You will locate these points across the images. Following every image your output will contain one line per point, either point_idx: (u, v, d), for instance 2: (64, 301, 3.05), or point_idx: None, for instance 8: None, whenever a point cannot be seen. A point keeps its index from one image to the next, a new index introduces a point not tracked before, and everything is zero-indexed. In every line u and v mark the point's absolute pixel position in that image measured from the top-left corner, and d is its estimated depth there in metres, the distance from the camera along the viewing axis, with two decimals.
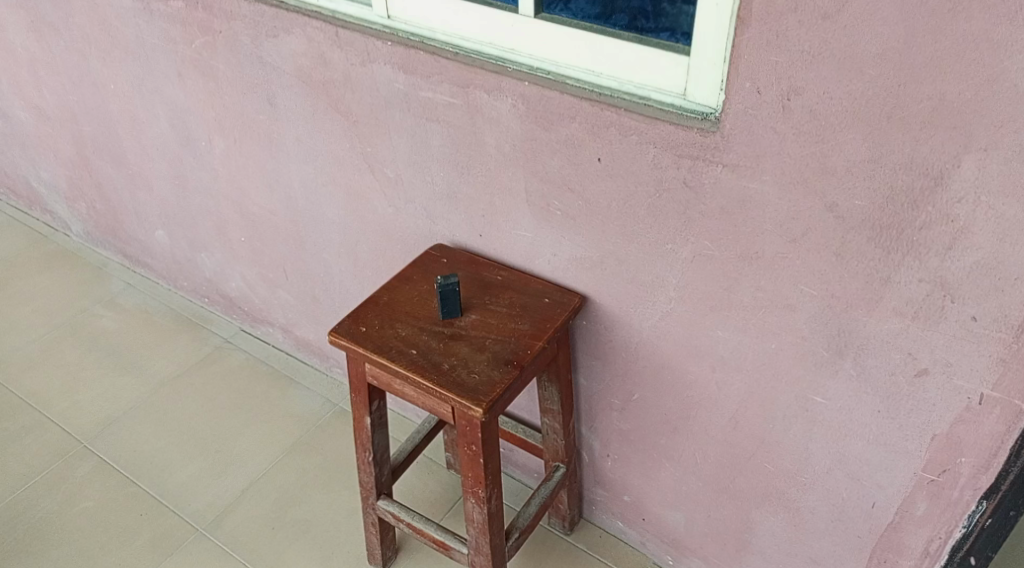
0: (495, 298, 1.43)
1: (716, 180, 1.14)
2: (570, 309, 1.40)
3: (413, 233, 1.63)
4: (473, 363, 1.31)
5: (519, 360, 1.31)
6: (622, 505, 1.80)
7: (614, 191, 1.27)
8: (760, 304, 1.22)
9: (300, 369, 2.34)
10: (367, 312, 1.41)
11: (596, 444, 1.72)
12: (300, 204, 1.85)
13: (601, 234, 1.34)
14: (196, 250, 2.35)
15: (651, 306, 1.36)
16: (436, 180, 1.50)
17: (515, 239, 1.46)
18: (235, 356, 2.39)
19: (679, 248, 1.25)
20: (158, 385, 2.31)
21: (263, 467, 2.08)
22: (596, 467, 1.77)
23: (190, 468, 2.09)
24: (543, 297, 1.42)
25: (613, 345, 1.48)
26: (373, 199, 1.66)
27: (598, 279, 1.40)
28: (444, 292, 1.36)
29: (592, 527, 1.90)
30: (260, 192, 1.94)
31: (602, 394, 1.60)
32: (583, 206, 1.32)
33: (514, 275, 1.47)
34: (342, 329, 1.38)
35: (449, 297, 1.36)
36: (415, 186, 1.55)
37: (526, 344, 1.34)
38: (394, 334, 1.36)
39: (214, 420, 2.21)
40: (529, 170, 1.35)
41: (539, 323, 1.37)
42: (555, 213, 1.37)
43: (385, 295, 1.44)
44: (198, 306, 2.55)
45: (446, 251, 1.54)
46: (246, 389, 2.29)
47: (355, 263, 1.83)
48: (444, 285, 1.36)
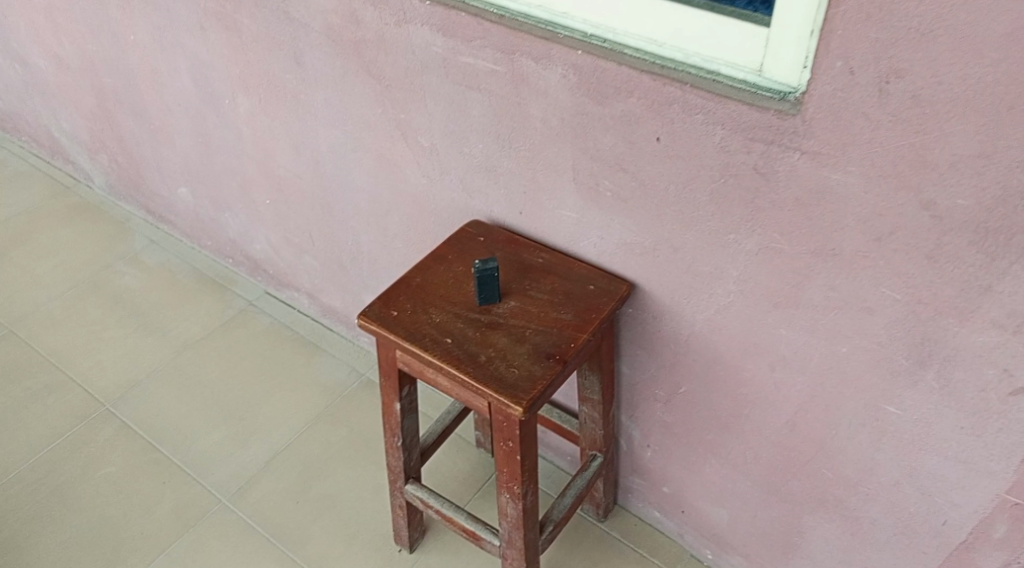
0: (535, 283, 1.31)
1: (791, 168, 1.02)
2: (618, 298, 1.28)
3: (447, 207, 1.52)
4: (513, 355, 1.21)
5: (562, 353, 1.21)
6: (661, 496, 1.72)
7: (674, 175, 1.15)
8: (832, 305, 1.11)
9: (325, 336, 2.25)
10: (400, 295, 1.30)
11: (636, 433, 1.63)
12: (328, 170, 1.75)
13: (655, 220, 1.22)
14: (221, 210, 2.26)
15: (707, 298, 1.26)
16: (475, 152, 1.39)
17: (558, 220, 1.35)
18: (260, 320, 2.31)
19: (743, 240, 1.14)
20: (181, 348, 2.24)
21: (287, 437, 2.01)
22: (636, 456, 1.68)
23: (213, 436, 2.03)
24: (588, 284, 1.31)
25: (662, 336, 1.38)
26: (406, 169, 1.55)
27: (650, 267, 1.29)
28: (482, 278, 1.25)
29: (628, 515, 1.83)
30: (286, 155, 1.83)
31: (647, 385, 1.50)
32: (637, 189, 1.21)
33: (557, 258, 1.36)
34: (372, 313, 1.27)
35: (487, 283, 1.25)
36: (451, 158, 1.44)
37: (569, 336, 1.23)
38: (428, 321, 1.26)
39: (239, 386, 2.14)
40: (578, 147, 1.23)
41: (583, 313, 1.26)
42: (605, 194, 1.25)
43: (418, 275, 1.33)
44: (222, 266, 2.47)
45: (483, 228, 1.43)
46: (270, 355, 2.21)
47: (386, 234, 1.73)
48: (482, 270, 1.24)
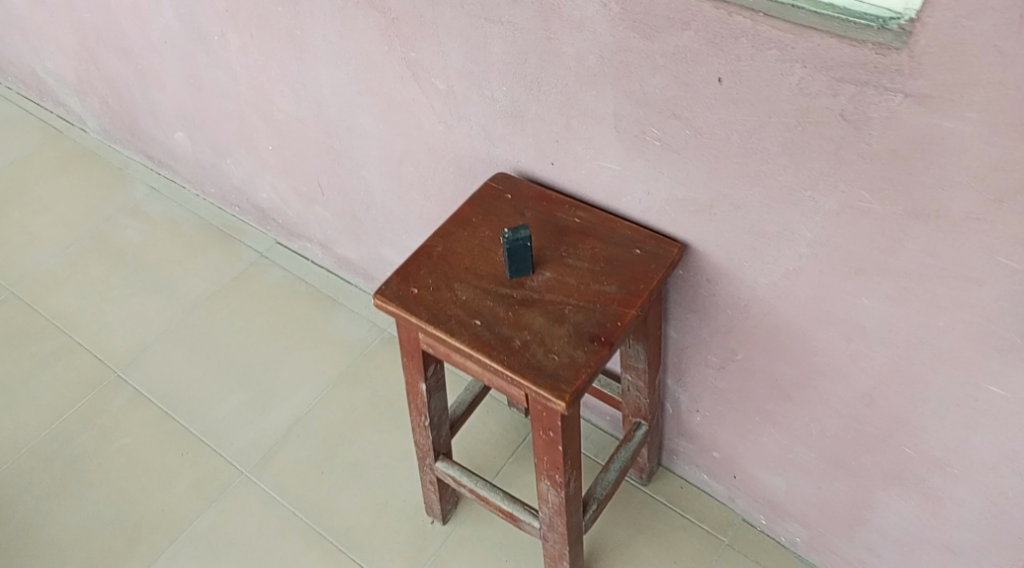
0: (573, 249, 1.15)
1: (890, 114, 0.84)
2: (669, 264, 1.12)
3: (468, 156, 1.34)
4: (551, 338, 1.05)
5: (608, 335, 1.05)
6: (710, 461, 1.58)
7: (739, 123, 0.96)
8: (928, 273, 0.94)
9: (342, 288, 2.06)
10: (420, 268, 1.14)
11: (684, 397, 1.48)
12: (332, 114, 1.56)
13: (712, 174, 1.04)
14: (221, 156, 2.06)
15: (772, 261, 1.09)
16: (497, 96, 1.20)
17: (597, 172, 1.17)
18: (271, 273, 2.11)
19: (821, 197, 0.96)
20: (192, 306, 2.06)
21: (309, 401, 1.84)
22: (683, 421, 1.54)
23: (231, 402, 1.85)
24: (634, 247, 1.14)
25: (717, 301, 1.22)
26: (420, 114, 1.37)
27: (706, 226, 1.11)
28: (513, 249, 1.08)
29: (673, 477, 1.70)
30: (285, 97, 1.64)
31: (698, 350, 1.34)
32: (693, 138, 1.02)
33: (596, 217, 1.18)
34: (390, 291, 1.12)
35: (520, 254, 1.09)
36: (470, 102, 1.25)
37: (615, 313, 1.07)
38: (453, 299, 1.10)
39: (254, 346, 1.96)
40: (620, 89, 1.04)
41: (630, 285, 1.10)
42: (652, 144, 1.07)
43: (439, 244, 1.17)
44: (228, 215, 2.27)
45: (509, 182, 1.25)
46: (286, 311, 2.02)
47: (402, 185, 1.56)
48: (511, 240, 1.08)
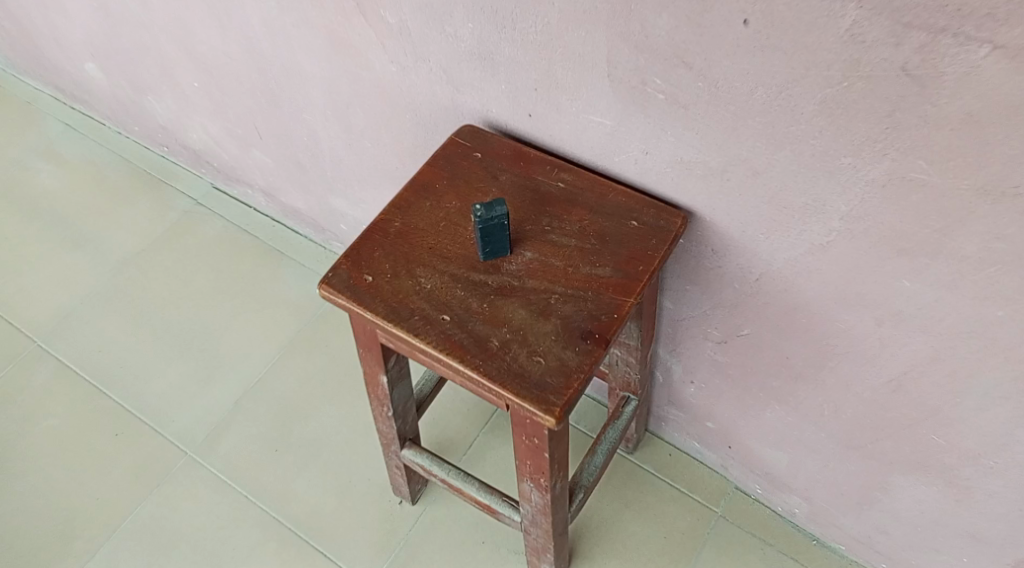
0: (557, 221, 0.97)
1: (970, 70, 0.67)
2: (672, 239, 0.94)
3: (429, 104, 1.13)
4: (536, 336, 0.88)
5: (603, 331, 0.88)
6: (703, 430, 1.42)
7: (768, 75, 0.78)
8: (989, 258, 0.79)
9: (291, 240, 1.81)
10: (374, 250, 0.95)
11: (677, 368, 1.32)
12: (264, 49, 1.30)
13: (728, 135, 0.86)
14: (140, 92, 1.75)
15: (796, 234, 0.92)
16: (463, 34, 0.99)
17: (584, 127, 0.98)
18: (209, 224, 1.84)
19: (865, 166, 0.79)
20: (119, 263, 1.79)
21: (258, 372, 1.63)
22: (675, 390, 1.38)
23: (170, 374, 1.63)
24: (629, 219, 0.96)
25: (724, 273, 1.05)
26: (368, 53, 1.13)
27: (717, 192, 0.94)
28: (486, 231, 0.90)
29: (660, 444, 1.53)
30: (208, 27, 1.36)
31: (696, 323, 1.18)
32: (707, 91, 0.83)
33: (583, 180, 1.00)
34: (339, 280, 0.93)
35: (495, 236, 0.91)
36: (429, 41, 1.03)
37: (610, 303, 0.90)
38: (416, 289, 0.92)
39: (194, 308, 1.71)
40: (617, 30, 0.84)
41: (626, 267, 0.93)
42: (654, 97, 0.88)
43: (397, 219, 0.98)
44: (156, 157, 1.98)
45: (479, 137, 1.05)
46: (228, 268, 1.77)
47: (352, 132, 1.33)
48: (484, 222, 0.89)
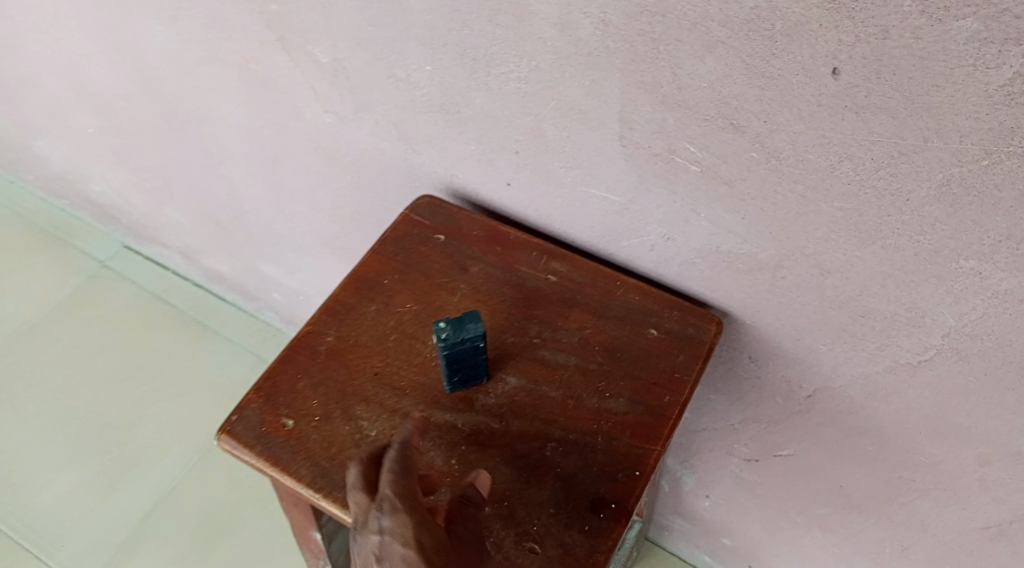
0: (549, 330, 0.72)
1: None
2: (704, 355, 0.70)
3: (375, 165, 0.87)
4: (526, 509, 0.63)
5: (619, 498, 0.64)
6: (716, 545, 1.17)
7: (860, 145, 0.54)
8: None
9: (215, 307, 1.53)
10: (296, 379, 0.70)
11: (689, 479, 1.07)
12: (166, 91, 1.03)
13: (791, 221, 0.62)
14: (30, 137, 1.46)
15: (874, 348, 0.68)
16: (418, 79, 0.73)
17: (583, 202, 0.73)
18: (117, 292, 1.56)
19: (999, 271, 0.55)
20: (6, 342, 1.49)
21: (172, 476, 1.34)
22: (684, 502, 1.13)
23: (62, 482, 1.33)
24: (645, 326, 0.72)
25: (763, 384, 0.80)
26: (295, 99, 0.87)
27: (766, 290, 0.69)
28: (455, 359, 0.65)
29: (663, 555, 1.27)
30: (97, 62, 1.09)
31: (719, 436, 0.94)
32: (766, 163, 0.59)
33: (581, 272, 0.75)
34: (246, 427, 0.67)
35: (467, 364, 0.66)
36: (372, 86, 0.78)
37: (626, 456, 0.66)
38: (355, 438, 0.66)
39: (94, 398, 1.42)
40: (637, 77, 0.60)
41: (644, 399, 0.69)
42: (685, 169, 0.63)
43: (330, 332, 0.72)
44: (54, 207, 1.67)
45: (439, 212, 0.80)
46: (139, 345, 1.49)
47: (281, 193, 1.06)
48: (451, 347, 0.64)
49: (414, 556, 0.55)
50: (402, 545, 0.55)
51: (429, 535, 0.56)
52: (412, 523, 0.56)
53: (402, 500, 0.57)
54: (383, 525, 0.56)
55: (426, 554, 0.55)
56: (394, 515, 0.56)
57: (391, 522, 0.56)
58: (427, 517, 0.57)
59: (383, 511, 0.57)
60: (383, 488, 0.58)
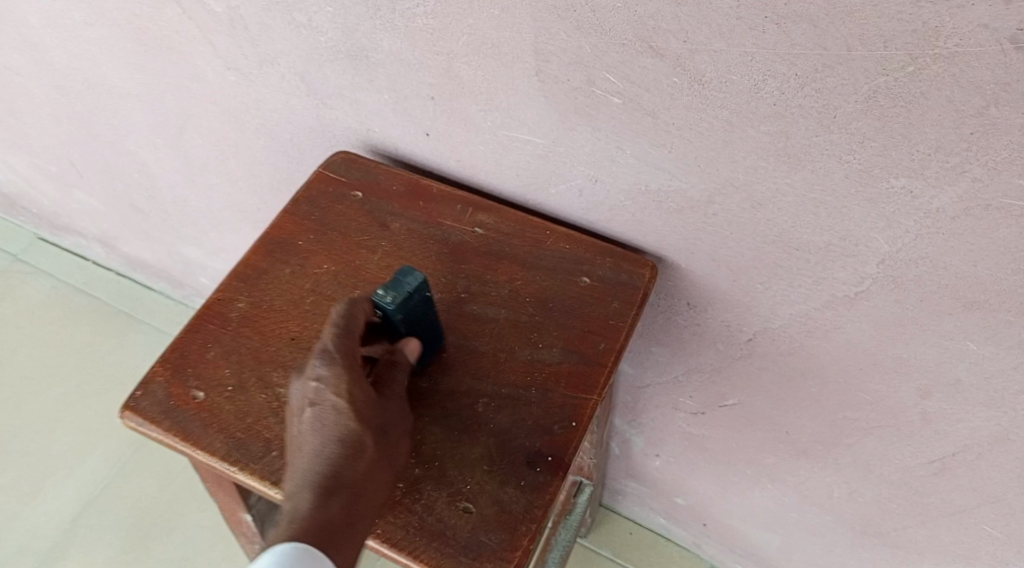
0: (476, 284, 0.69)
1: None
2: (639, 300, 0.67)
3: (287, 125, 0.82)
4: (457, 469, 0.60)
5: (557, 451, 0.61)
6: (669, 506, 1.15)
7: (783, 60, 0.51)
8: None
9: (141, 297, 1.46)
10: (206, 348, 0.65)
11: (637, 439, 1.04)
12: (59, 59, 0.96)
13: (719, 151, 0.59)
14: None
15: (811, 283, 0.65)
16: (321, 23, 0.68)
17: (505, 147, 0.69)
18: (33, 287, 1.47)
19: (931, 190, 0.53)
20: None
21: (102, 475, 1.27)
22: (634, 463, 1.11)
23: None
24: (578, 273, 0.69)
25: (703, 332, 0.78)
26: (195, 57, 0.81)
27: (698, 229, 0.66)
28: (411, 321, 0.61)
29: (617, 520, 1.25)
30: None
31: (663, 391, 0.91)
32: (688, 89, 0.56)
33: (509, 223, 0.71)
34: (152, 402, 0.63)
35: (427, 324, 0.62)
36: (275, 35, 0.72)
37: (562, 408, 0.63)
38: (272, 406, 0.62)
39: (12, 398, 1.34)
40: (548, 2, 0.56)
41: (578, 347, 0.66)
42: (607, 102, 0.60)
43: (242, 298, 0.68)
44: None
45: (356, 168, 0.75)
46: (59, 340, 1.41)
47: (192, 165, 1.00)
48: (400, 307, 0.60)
49: (344, 408, 0.56)
50: (332, 396, 0.56)
51: (360, 392, 0.57)
52: (347, 378, 0.57)
53: (341, 354, 0.57)
54: (319, 375, 0.57)
55: (357, 408, 0.57)
56: (330, 367, 0.57)
57: (327, 373, 0.57)
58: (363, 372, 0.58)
59: (320, 362, 0.57)
60: (325, 340, 0.58)
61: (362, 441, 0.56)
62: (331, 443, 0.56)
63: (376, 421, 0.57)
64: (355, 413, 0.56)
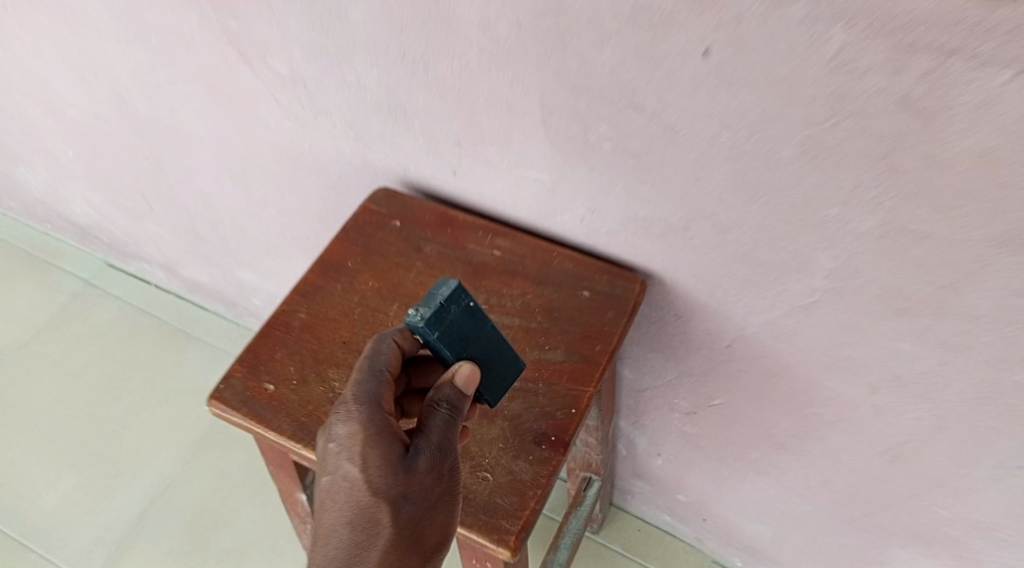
0: (495, 297, 0.83)
1: (983, 100, 0.55)
2: (631, 310, 0.80)
3: (336, 165, 0.97)
4: (479, 446, 0.74)
5: (560, 432, 0.74)
6: (672, 503, 1.27)
7: (734, 115, 0.65)
8: (1006, 317, 0.67)
9: (197, 317, 1.62)
10: (275, 349, 0.80)
11: (641, 439, 1.17)
12: (140, 108, 1.12)
13: (690, 186, 0.72)
14: (9, 164, 1.52)
15: (773, 294, 0.78)
16: (367, 83, 0.83)
17: (518, 183, 0.83)
18: (101, 307, 1.64)
19: (856, 216, 0.66)
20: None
21: (165, 474, 1.42)
22: (639, 463, 1.23)
23: (60, 487, 1.41)
24: (579, 288, 0.82)
25: (689, 339, 0.91)
26: (259, 107, 0.97)
27: (679, 250, 0.80)
28: (449, 333, 0.69)
29: (627, 519, 1.37)
30: (74, 88, 1.17)
31: (660, 393, 1.04)
32: (662, 137, 0.70)
33: (523, 246, 0.85)
34: (232, 392, 0.77)
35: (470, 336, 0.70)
36: (329, 91, 0.87)
37: (564, 397, 0.76)
38: (330, 396, 0.77)
39: (85, 407, 1.50)
40: (550, 69, 0.70)
41: (579, 348, 0.79)
42: (599, 147, 0.74)
43: (303, 310, 0.82)
44: (36, 233, 1.74)
45: (395, 201, 0.90)
46: (125, 355, 1.57)
47: (251, 198, 1.16)
48: (435, 324, 0.68)
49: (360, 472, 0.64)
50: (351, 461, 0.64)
51: (376, 455, 0.64)
52: (365, 442, 0.64)
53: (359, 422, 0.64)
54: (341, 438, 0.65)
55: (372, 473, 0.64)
56: (348, 433, 0.64)
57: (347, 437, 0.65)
58: (382, 431, 0.65)
59: (342, 427, 0.65)
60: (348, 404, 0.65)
61: (379, 503, 0.64)
62: (352, 503, 0.65)
63: (393, 482, 0.64)
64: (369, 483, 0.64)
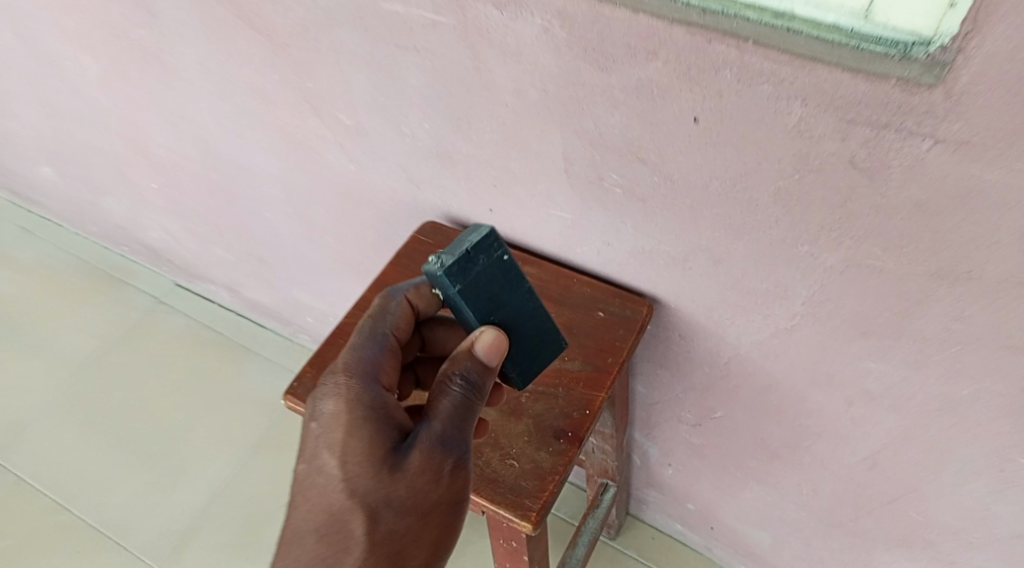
0: None
1: (914, 162, 0.68)
2: (639, 328, 0.94)
3: (390, 201, 1.13)
4: (507, 438, 0.90)
5: (575, 429, 0.90)
6: (683, 511, 1.39)
7: (720, 169, 0.79)
8: (953, 340, 0.79)
9: (255, 333, 1.78)
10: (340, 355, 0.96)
11: (653, 450, 1.30)
12: (220, 149, 1.29)
13: (687, 225, 0.87)
14: (96, 194, 1.71)
15: (761, 318, 0.92)
16: (419, 134, 0.99)
17: (544, 219, 0.98)
18: (170, 323, 1.81)
19: (823, 252, 0.80)
20: (78, 368, 1.75)
21: (224, 474, 1.58)
22: (652, 473, 1.36)
23: (132, 483, 1.58)
24: (595, 309, 0.97)
25: (692, 357, 1.04)
26: (325, 151, 1.13)
27: (680, 279, 0.94)
28: (465, 283, 0.78)
29: (642, 527, 1.50)
30: (163, 131, 1.35)
31: (669, 407, 1.17)
32: (664, 184, 0.84)
33: (548, 274, 1.00)
34: (303, 389, 0.93)
35: (487, 286, 0.79)
36: (386, 140, 1.03)
37: (580, 401, 0.92)
38: None
39: (155, 412, 1.67)
40: (571, 128, 0.85)
41: (594, 360, 0.94)
42: (612, 191, 0.89)
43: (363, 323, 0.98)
44: (114, 255, 1.93)
45: (440, 232, 1.05)
46: (190, 366, 1.74)
47: (313, 228, 1.32)
48: (455, 274, 0.77)
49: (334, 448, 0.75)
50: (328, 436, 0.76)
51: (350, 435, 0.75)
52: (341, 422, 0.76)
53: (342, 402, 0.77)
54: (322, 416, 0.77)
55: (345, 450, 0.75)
56: (328, 409, 0.77)
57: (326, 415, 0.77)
58: (359, 415, 0.76)
59: (323, 404, 0.77)
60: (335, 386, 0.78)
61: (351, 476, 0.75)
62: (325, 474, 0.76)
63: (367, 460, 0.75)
64: (343, 460, 0.75)
